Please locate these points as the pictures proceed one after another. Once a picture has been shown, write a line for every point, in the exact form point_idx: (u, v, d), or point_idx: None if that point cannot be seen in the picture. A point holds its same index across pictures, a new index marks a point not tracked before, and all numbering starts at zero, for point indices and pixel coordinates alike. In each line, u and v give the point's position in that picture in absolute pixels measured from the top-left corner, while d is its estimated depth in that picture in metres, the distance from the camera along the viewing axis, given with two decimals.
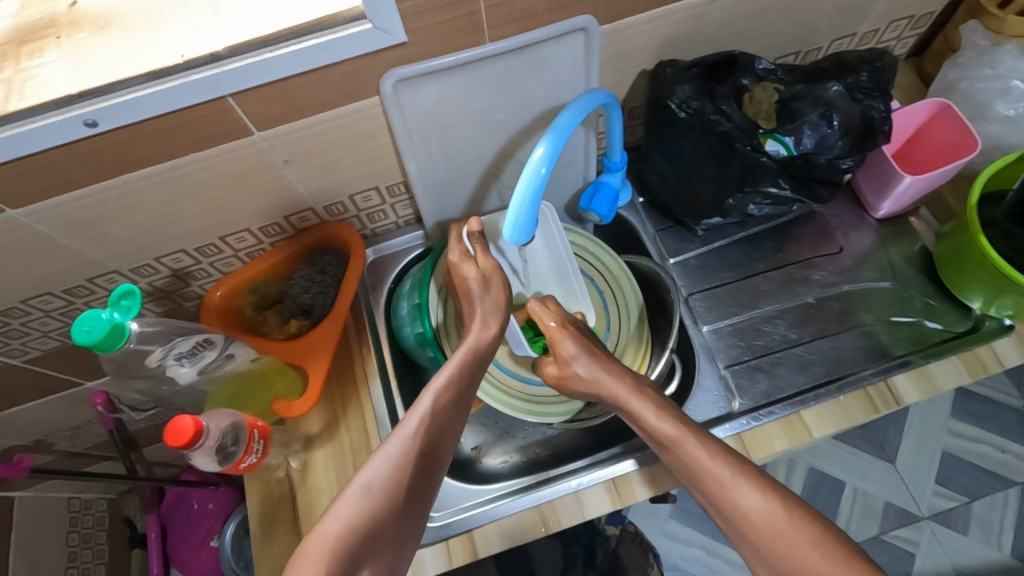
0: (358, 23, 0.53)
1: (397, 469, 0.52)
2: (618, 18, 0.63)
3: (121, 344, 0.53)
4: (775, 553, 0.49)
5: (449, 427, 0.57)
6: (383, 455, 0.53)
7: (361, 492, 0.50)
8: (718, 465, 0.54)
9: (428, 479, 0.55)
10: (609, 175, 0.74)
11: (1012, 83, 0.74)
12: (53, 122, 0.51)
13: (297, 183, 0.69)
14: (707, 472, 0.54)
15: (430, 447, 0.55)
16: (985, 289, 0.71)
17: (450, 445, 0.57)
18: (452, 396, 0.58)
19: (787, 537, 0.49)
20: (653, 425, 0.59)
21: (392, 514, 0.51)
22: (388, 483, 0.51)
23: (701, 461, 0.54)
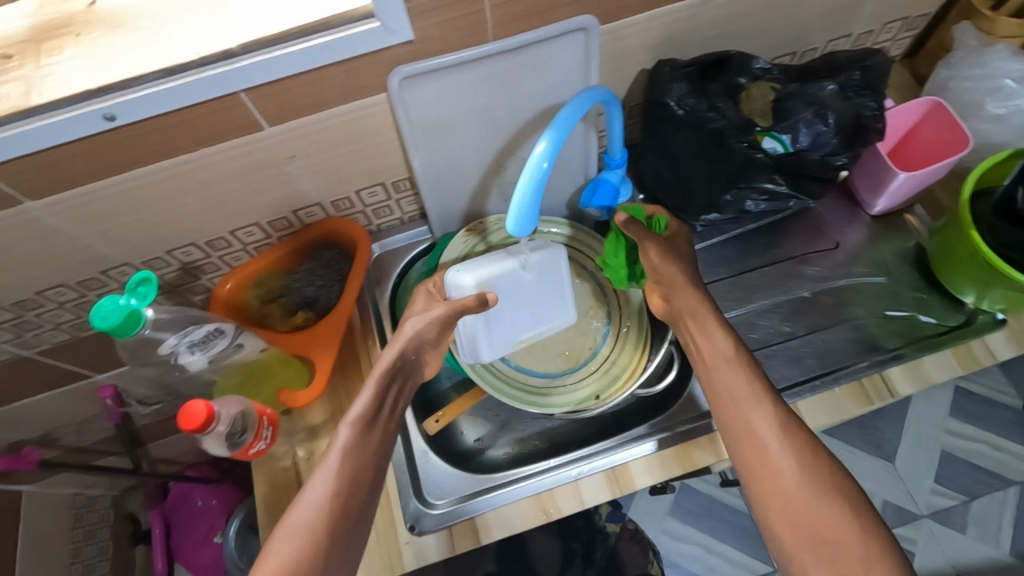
0: (365, 22, 0.55)
1: (319, 510, 0.53)
2: (617, 18, 0.65)
3: (137, 329, 0.55)
4: (783, 490, 0.52)
5: (369, 460, 0.58)
6: (305, 497, 0.54)
7: (289, 533, 0.51)
8: (750, 398, 0.57)
9: (359, 507, 0.56)
10: (609, 172, 0.75)
11: (1003, 82, 0.76)
12: (72, 116, 0.53)
13: (303, 178, 0.70)
14: (737, 402, 0.58)
15: (353, 481, 0.56)
16: (976, 284, 0.72)
17: (375, 476, 0.58)
18: (365, 430, 0.60)
19: (813, 499, 0.51)
20: (709, 344, 0.62)
21: (322, 551, 0.51)
22: (312, 525, 0.52)
23: (735, 392, 0.58)
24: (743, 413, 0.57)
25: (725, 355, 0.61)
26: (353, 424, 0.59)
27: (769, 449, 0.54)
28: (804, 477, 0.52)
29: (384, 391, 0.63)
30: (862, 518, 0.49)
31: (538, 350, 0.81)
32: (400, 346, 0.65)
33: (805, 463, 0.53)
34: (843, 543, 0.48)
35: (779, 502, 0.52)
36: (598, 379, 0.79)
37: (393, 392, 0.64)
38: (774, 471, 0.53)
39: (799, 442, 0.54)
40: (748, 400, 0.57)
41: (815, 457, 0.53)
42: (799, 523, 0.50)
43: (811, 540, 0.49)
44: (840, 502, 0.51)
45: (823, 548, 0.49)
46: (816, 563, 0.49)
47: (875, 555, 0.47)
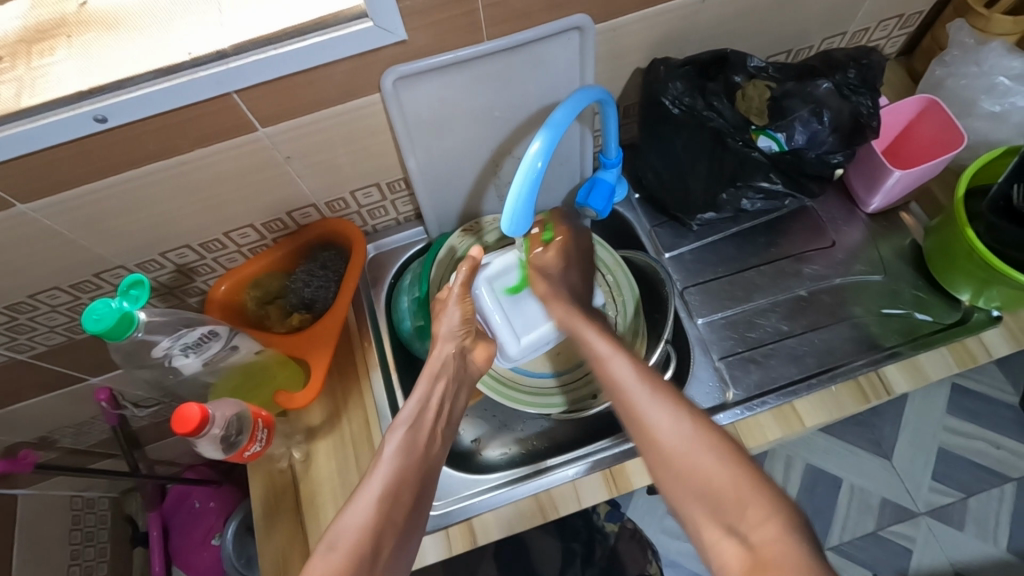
0: (358, 21, 0.55)
1: (372, 514, 0.53)
2: (612, 16, 0.65)
3: (130, 332, 0.54)
4: (665, 452, 0.52)
5: (416, 467, 0.59)
6: (352, 508, 0.54)
7: (327, 548, 0.51)
8: (633, 376, 0.58)
9: (407, 516, 0.56)
10: (605, 172, 0.75)
11: (997, 79, 0.76)
12: (63, 117, 0.52)
13: (300, 179, 0.70)
14: (627, 381, 0.58)
15: (398, 489, 0.56)
16: (973, 281, 0.72)
17: (422, 483, 0.59)
18: (415, 432, 0.61)
19: (688, 444, 0.52)
20: (592, 343, 0.64)
21: (367, 558, 0.51)
22: (362, 529, 0.52)
23: (617, 371, 0.59)
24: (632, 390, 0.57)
25: (603, 352, 0.62)
26: (404, 426, 0.61)
27: (648, 423, 0.54)
28: (677, 429, 0.53)
29: (428, 392, 0.64)
30: (738, 459, 0.49)
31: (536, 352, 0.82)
32: (440, 345, 0.66)
33: (689, 422, 0.53)
34: (722, 490, 0.48)
35: (659, 462, 0.52)
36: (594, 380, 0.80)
37: (440, 389, 0.65)
38: (656, 436, 0.53)
39: (677, 404, 0.55)
40: (625, 369, 0.59)
41: (692, 418, 0.53)
42: (682, 475, 0.50)
43: (696, 493, 0.49)
44: (719, 453, 0.50)
45: (707, 497, 0.48)
46: (703, 512, 0.48)
47: (752, 497, 0.46)
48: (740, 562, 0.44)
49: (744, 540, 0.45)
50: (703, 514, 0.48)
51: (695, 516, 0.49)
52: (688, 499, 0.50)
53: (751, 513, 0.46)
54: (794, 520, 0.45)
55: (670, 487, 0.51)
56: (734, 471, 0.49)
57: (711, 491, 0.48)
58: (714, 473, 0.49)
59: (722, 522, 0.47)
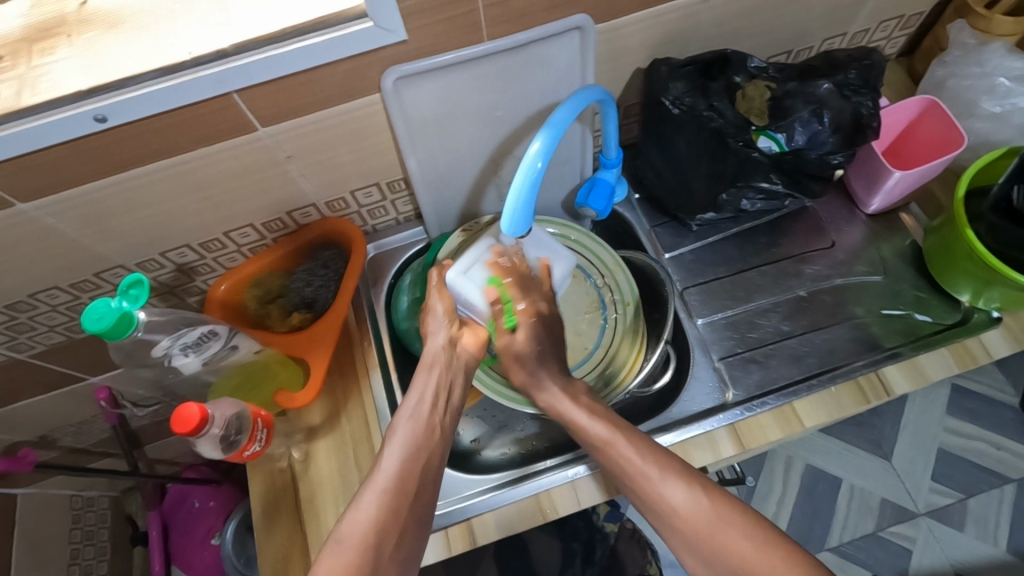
0: (359, 21, 0.55)
1: (377, 512, 0.54)
2: (613, 17, 0.65)
3: (129, 332, 0.54)
4: (693, 532, 0.54)
5: (421, 458, 0.59)
6: (356, 506, 0.55)
7: (333, 543, 0.52)
8: (638, 456, 0.59)
9: (413, 510, 0.56)
10: (605, 172, 0.75)
11: (998, 80, 0.76)
12: (64, 116, 0.52)
13: (300, 179, 0.70)
14: (638, 467, 0.59)
15: (403, 483, 0.56)
16: (973, 282, 0.72)
17: (429, 478, 0.59)
18: (420, 425, 0.61)
19: (713, 528, 0.54)
20: (589, 427, 0.63)
21: (374, 558, 0.51)
22: (366, 528, 0.53)
23: (625, 456, 0.60)
24: (648, 476, 0.58)
25: (604, 436, 0.62)
26: (409, 418, 0.61)
27: (670, 507, 0.56)
28: (702, 511, 0.55)
29: (425, 384, 0.63)
30: (769, 535, 0.52)
31: None
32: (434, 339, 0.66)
33: (712, 501, 0.55)
34: (758, 565, 0.51)
35: (688, 545, 0.55)
36: None
37: (435, 378, 0.64)
38: (679, 519, 0.55)
39: (690, 479, 0.57)
40: (633, 456, 0.59)
41: (708, 492, 0.56)
42: (716, 555, 0.53)
43: (731, 573, 0.52)
44: (743, 530, 0.53)
45: (744, 574, 0.51)
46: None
47: (788, 571, 0.49)
48: None
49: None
50: None
51: None
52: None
53: None
54: None
55: (704, 567, 0.54)
56: (766, 543, 0.52)
57: (748, 571, 0.51)
58: (746, 551, 0.52)
59: None
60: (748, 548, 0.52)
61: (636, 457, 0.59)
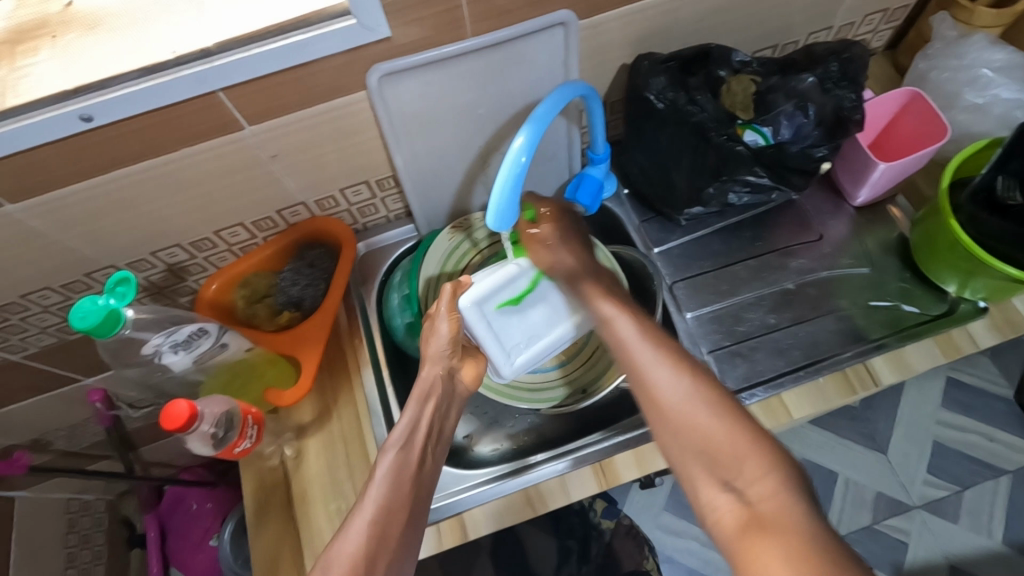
0: (341, 19, 0.55)
1: (365, 531, 0.54)
2: (595, 13, 0.65)
3: (116, 331, 0.55)
4: (663, 406, 0.54)
5: (410, 484, 0.59)
6: (349, 530, 0.55)
7: (325, 564, 0.52)
8: (637, 337, 0.60)
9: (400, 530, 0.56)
10: (594, 167, 0.75)
11: (980, 72, 0.77)
12: (47, 117, 0.52)
13: (286, 177, 0.70)
14: (630, 339, 0.60)
15: (391, 509, 0.57)
16: (958, 273, 0.73)
17: (416, 500, 0.59)
18: (405, 453, 0.61)
19: (689, 402, 0.53)
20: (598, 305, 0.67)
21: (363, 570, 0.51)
22: (358, 546, 0.53)
23: (621, 331, 0.62)
24: (635, 349, 0.59)
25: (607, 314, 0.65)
26: (394, 447, 0.61)
27: (649, 380, 0.56)
28: (680, 388, 0.54)
29: (417, 414, 0.64)
30: (737, 416, 0.51)
31: None
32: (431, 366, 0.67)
33: (689, 380, 0.55)
34: (719, 442, 0.50)
35: (659, 418, 0.54)
36: (585, 376, 0.81)
37: (429, 409, 0.65)
38: (655, 389, 0.55)
39: (680, 362, 0.57)
40: (627, 329, 0.62)
41: (693, 375, 0.55)
42: (681, 426, 0.52)
43: (693, 448, 0.51)
44: (716, 410, 0.52)
45: (705, 450, 0.50)
46: (700, 470, 0.50)
47: (753, 453, 0.48)
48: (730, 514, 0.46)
49: (742, 493, 0.47)
50: (698, 467, 0.50)
51: (693, 474, 0.50)
52: (687, 456, 0.51)
53: (750, 466, 0.48)
54: (792, 479, 0.47)
55: (668, 442, 0.53)
56: (736, 425, 0.50)
57: (711, 448, 0.50)
58: (713, 428, 0.51)
59: (719, 474, 0.49)
60: (716, 427, 0.51)
61: (636, 340, 0.60)
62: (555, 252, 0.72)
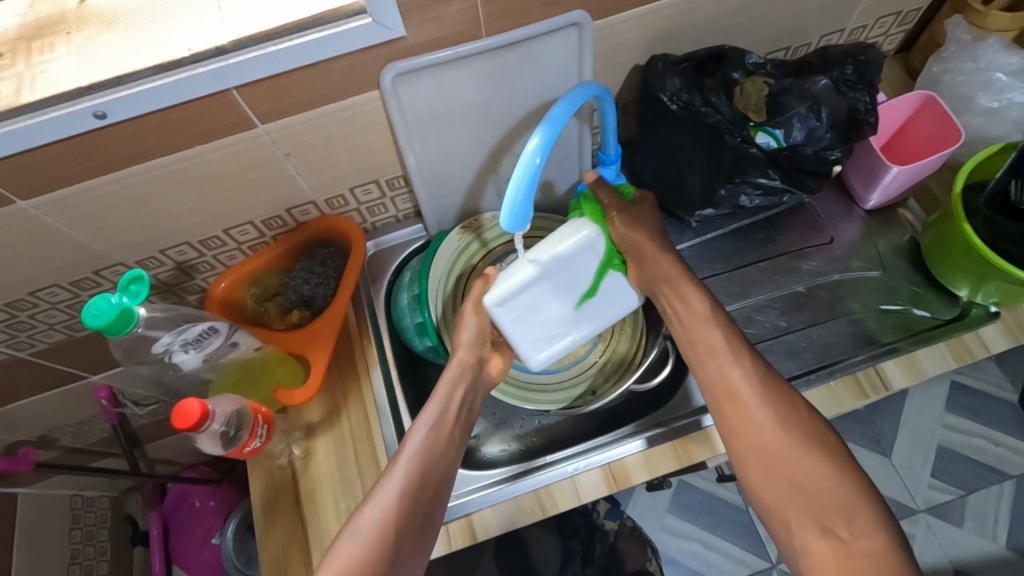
0: (357, 17, 0.55)
1: (388, 513, 0.55)
2: (611, 13, 0.65)
3: (129, 328, 0.54)
4: (763, 442, 0.58)
5: (437, 462, 0.61)
6: (375, 502, 0.56)
7: (350, 536, 0.54)
8: (743, 366, 0.61)
9: (423, 516, 0.57)
10: (604, 168, 0.73)
11: (994, 75, 0.77)
12: (63, 113, 0.52)
13: (299, 176, 0.70)
14: (727, 360, 0.62)
15: (418, 487, 0.58)
16: (971, 277, 0.72)
17: (440, 483, 0.60)
18: (435, 434, 0.62)
19: (794, 450, 0.56)
20: (686, 308, 0.67)
21: (384, 555, 0.53)
22: (379, 527, 0.54)
23: (713, 345, 0.64)
24: (735, 374, 0.61)
25: (700, 320, 0.66)
26: (424, 428, 0.62)
27: (751, 408, 0.59)
28: (786, 431, 0.57)
29: (448, 395, 0.65)
30: (842, 465, 0.54)
31: None
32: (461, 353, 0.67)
33: (795, 417, 0.58)
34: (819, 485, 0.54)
35: (760, 457, 0.57)
36: (596, 377, 0.81)
37: (458, 391, 0.66)
38: (756, 425, 0.58)
39: (786, 403, 0.59)
40: (723, 347, 0.63)
41: (800, 419, 0.58)
42: (780, 465, 0.56)
43: (794, 490, 0.55)
44: (822, 460, 0.55)
45: (807, 492, 0.54)
46: (798, 512, 0.54)
47: (861, 508, 0.52)
48: (832, 558, 0.50)
49: (840, 536, 0.51)
50: (795, 509, 0.54)
51: (788, 512, 0.54)
52: (786, 498, 0.55)
53: (857, 520, 0.51)
54: (896, 535, 0.51)
55: (765, 481, 0.56)
56: (840, 477, 0.54)
57: (815, 494, 0.54)
58: (819, 477, 0.54)
59: (818, 519, 0.53)
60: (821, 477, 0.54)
61: (738, 373, 0.61)
62: (632, 229, 0.68)
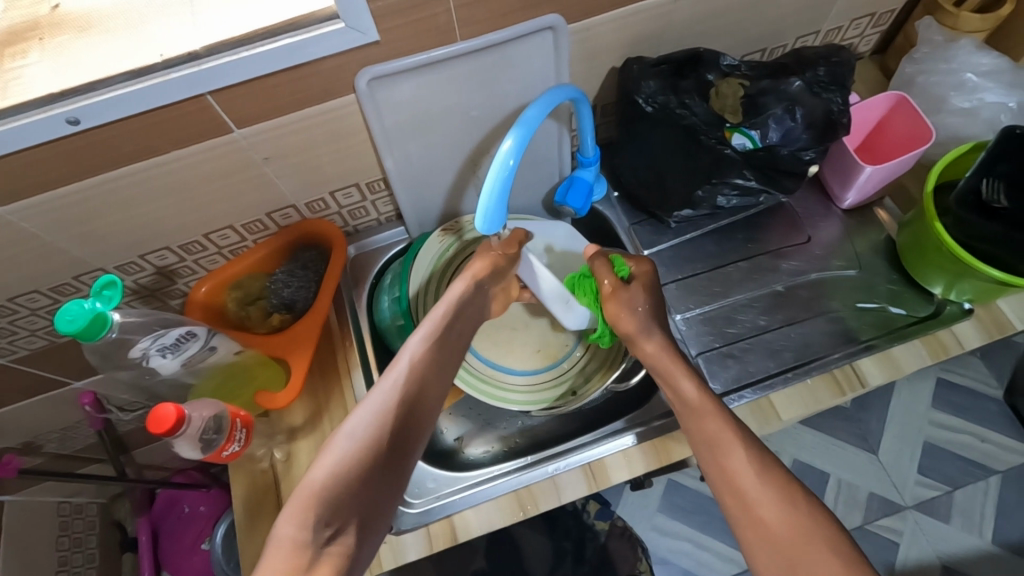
0: (329, 23, 0.56)
1: (382, 418, 0.55)
2: (585, 17, 0.66)
3: (104, 332, 0.54)
4: (774, 538, 0.49)
5: (432, 375, 0.60)
6: (366, 407, 0.56)
7: (345, 438, 0.53)
8: (739, 444, 0.55)
9: (415, 426, 0.57)
10: (583, 170, 0.76)
11: (965, 75, 0.78)
12: (37, 120, 0.52)
13: (277, 180, 0.70)
14: (731, 448, 0.55)
15: (413, 397, 0.58)
16: (944, 275, 0.73)
17: (437, 393, 0.60)
18: (434, 347, 0.62)
19: (800, 540, 0.48)
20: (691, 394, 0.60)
21: (377, 458, 0.53)
22: (373, 428, 0.54)
23: (719, 434, 0.56)
24: (744, 468, 0.53)
25: (700, 405, 0.59)
26: (425, 339, 0.62)
27: (753, 494, 0.52)
28: (790, 517, 0.50)
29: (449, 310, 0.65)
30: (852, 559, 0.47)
31: (516, 350, 0.82)
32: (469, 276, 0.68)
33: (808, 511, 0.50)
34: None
35: (767, 551, 0.49)
36: (577, 377, 0.81)
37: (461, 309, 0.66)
38: (764, 517, 0.50)
39: (784, 484, 0.52)
40: (727, 437, 0.55)
41: (800, 504, 0.51)
42: (790, 559, 0.48)
43: None
44: (832, 550, 0.47)
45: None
46: None
47: None
48: None
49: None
50: None
51: None
52: None
53: None
54: None
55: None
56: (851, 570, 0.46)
57: None
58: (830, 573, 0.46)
59: None
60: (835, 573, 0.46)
61: (736, 452, 0.54)
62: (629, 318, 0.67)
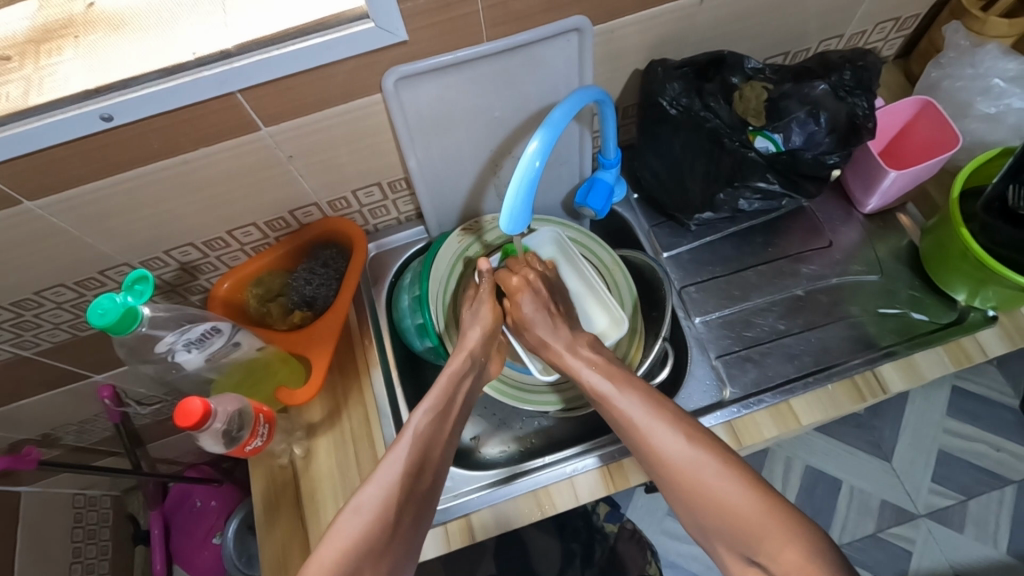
0: (360, 22, 0.56)
1: (388, 491, 0.55)
2: (610, 19, 0.66)
3: (134, 326, 0.55)
4: (676, 482, 0.54)
5: (436, 448, 0.61)
6: (376, 480, 0.56)
7: (354, 511, 0.54)
8: (635, 409, 0.59)
9: (417, 498, 0.58)
10: (604, 172, 0.76)
11: (992, 81, 0.77)
12: (70, 116, 0.53)
13: (302, 179, 0.71)
14: (637, 417, 0.59)
15: (418, 467, 0.58)
16: (968, 282, 0.73)
17: (437, 465, 0.61)
18: (438, 419, 0.63)
19: (695, 471, 0.53)
20: (594, 382, 0.64)
21: (385, 534, 0.53)
22: (380, 504, 0.54)
23: (625, 409, 0.60)
24: (641, 427, 0.58)
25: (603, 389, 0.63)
26: (428, 412, 0.63)
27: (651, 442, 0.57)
28: (687, 458, 0.54)
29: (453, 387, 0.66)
30: (749, 480, 0.51)
31: None
32: (468, 346, 0.70)
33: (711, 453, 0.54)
34: (748, 519, 0.49)
35: (678, 495, 0.54)
36: None
37: (466, 386, 0.68)
38: (669, 468, 0.55)
39: (684, 427, 0.57)
40: (628, 406, 0.60)
41: (699, 439, 0.55)
42: (696, 498, 0.52)
43: (719, 525, 0.51)
44: (731, 478, 0.52)
45: (732, 529, 0.50)
46: (728, 548, 0.51)
47: (778, 532, 0.47)
48: None
49: (769, 570, 0.48)
50: (727, 547, 0.51)
51: (722, 550, 0.52)
52: (715, 534, 0.52)
53: (776, 546, 0.47)
54: (824, 545, 0.47)
55: (691, 515, 0.54)
56: (744, 492, 0.51)
57: (731, 520, 0.50)
58: (726, 497, 0.51)
59: (750, 556, 0.49)
60: (728, 494, 0.51)
61: (630, 407, 0.60)
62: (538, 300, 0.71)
